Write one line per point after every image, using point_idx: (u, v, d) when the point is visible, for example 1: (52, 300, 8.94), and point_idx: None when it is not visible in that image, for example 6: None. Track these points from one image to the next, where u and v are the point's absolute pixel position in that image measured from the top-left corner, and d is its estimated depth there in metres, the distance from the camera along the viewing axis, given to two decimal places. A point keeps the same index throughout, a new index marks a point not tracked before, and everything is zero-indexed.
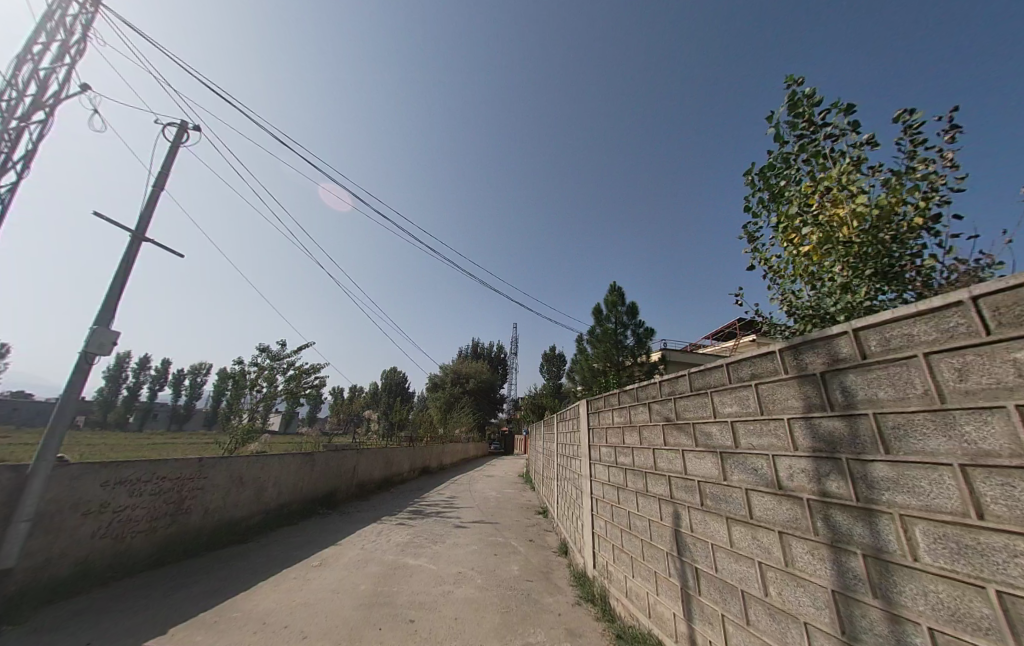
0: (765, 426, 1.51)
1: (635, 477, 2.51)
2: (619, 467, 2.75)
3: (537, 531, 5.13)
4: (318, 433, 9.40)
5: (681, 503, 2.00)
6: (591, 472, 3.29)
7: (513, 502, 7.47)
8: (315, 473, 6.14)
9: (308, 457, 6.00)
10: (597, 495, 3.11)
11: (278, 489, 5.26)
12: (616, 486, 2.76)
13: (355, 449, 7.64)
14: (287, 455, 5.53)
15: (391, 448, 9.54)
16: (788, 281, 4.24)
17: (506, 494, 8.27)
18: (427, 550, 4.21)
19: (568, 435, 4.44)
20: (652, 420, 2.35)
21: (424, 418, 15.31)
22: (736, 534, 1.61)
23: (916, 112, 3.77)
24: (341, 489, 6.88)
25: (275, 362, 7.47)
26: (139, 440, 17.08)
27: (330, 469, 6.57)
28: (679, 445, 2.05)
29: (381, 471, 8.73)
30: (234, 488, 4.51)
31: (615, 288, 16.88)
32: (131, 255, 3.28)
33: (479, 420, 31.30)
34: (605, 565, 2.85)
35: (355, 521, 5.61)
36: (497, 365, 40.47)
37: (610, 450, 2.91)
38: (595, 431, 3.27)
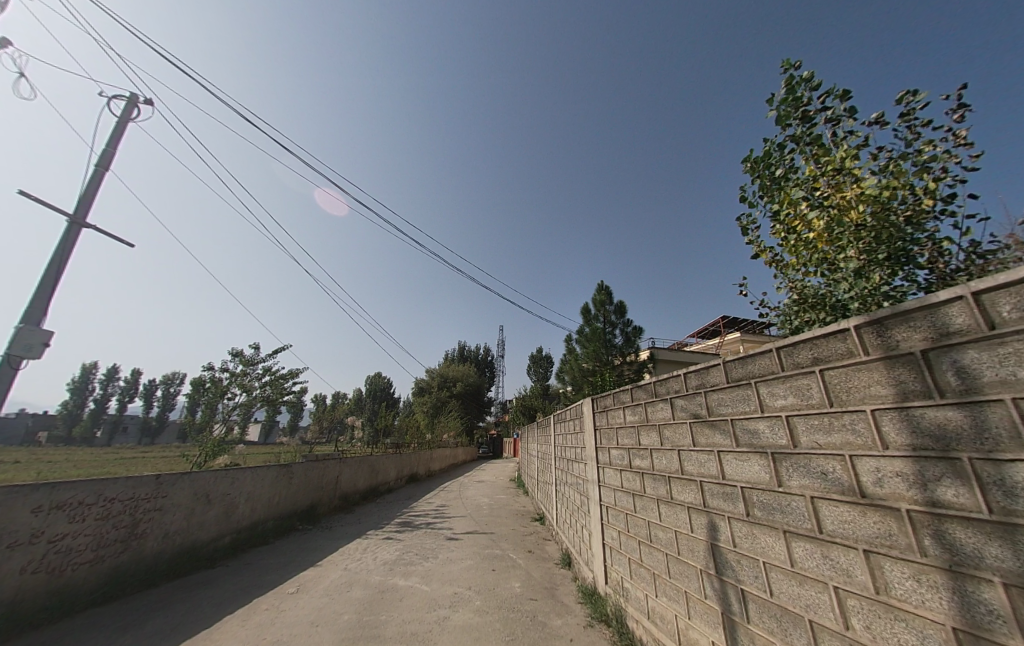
0: (837, 421, 1.24)
1: (655, 483, 2.22)
2: (635, 472, 2.46)
3: (536, 540, 4.79)
4: (297, 442, 8.80)
5: (716, 513, 1.73)
6: (599, 477, 2.99)
7: (507, 509, 7.10)
8: (293, 487, 5.63)
9: (284, 469, 5.49)
10: (607, 503, 2.82)
11: (251, 505, 4.76)
12: (631, 493, 2.48)
13: (337, 458, 7.13)
14: (260, 468, 5.03)
15: (377, 456, 9.02)
16: (794, 270, 4.08)
17: (499, 501, 7.90)
18: (418, 569, 3.82)
19: (569, 437, 4.15)
20: (675, 418, 2.07)
21: (411, 423, 14.76)
22: (799, 551, 1.34)
23: (919, 93, 3.65)
24: (323, 502, 6.39)
25: (248, 367, 6.90)
26: (103, 456, 15.94)
27: (309, 481, 6.07)
28: (712, 446, 1.78)
29: (366, 481, 8.22)
30: (200, 506, 4.02)
31: (602, 287, 16.79)
32: (69, 243, 2.79)
33: (467, 424, 30.78)
34: (620, 582, 2.55)
35: (337, 538, 5.14)
36: (485, 368, 40.06)
37: (623, 453, 2.62)
38: (603, 431, 2.98)
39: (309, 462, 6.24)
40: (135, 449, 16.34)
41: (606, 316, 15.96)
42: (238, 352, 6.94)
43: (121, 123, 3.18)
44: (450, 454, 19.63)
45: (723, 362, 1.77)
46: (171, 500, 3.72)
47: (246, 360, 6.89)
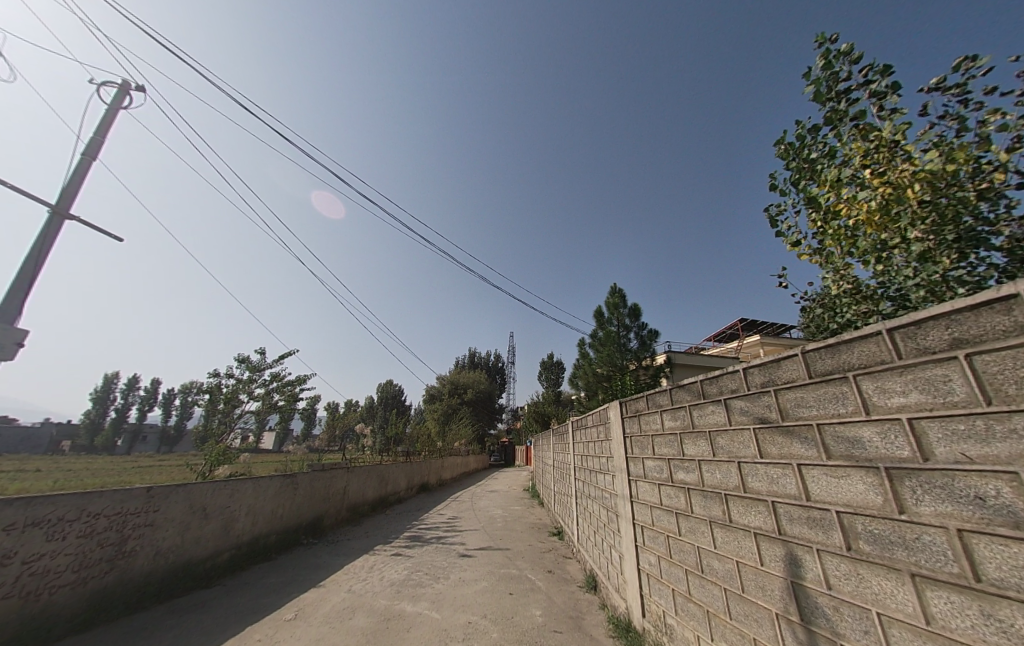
0: (999, 426, 0.87)
1: (707, 501, 1.86)
2: (677, 487, 2.11)
3: (555, 559, 4.40)
4: (305, 451, 8.55)
5: (798, 543, 1.36)
6: (631, 492, 2.63)
7: (522, 522, 6.70)
8: (297, 499, 5.35)
9: (288, 480, 5.23)
10: (642, 522, 2.46)
11: (251, 519, 4.48)
12: (674, 512, 2.12)
13: (344, 467, 6.84)
14: (262, 478, 4.77)
15: (386, 465, 8.72)
16: (841, 260, 3.68)
17: (513, 513, 7.50)
18: (428, 592, 3.48)
19: (591, 445, 3.78)
20: (732, 423, 1.73)
21: (421, 431, 14.45)
22: (938, 604, 0.97)
23: (979, 58, 3.24)
24: (329, 514, 6.11)
25: (255, 373, 6.71)
26: (120, 465, 16.07)
27: (315, 492, 5.81)
28: (790, 458, 1.42)
29: (375, 492, 7.93)
30: (196, 521, 3.77)
31: (615, 290, 16.36)
32: (50, 233, 2.71)
33: (478, 432, 30.40)
34: (662, 617, 2.17)
35: (343, 554, 4.83)
36: (495, 375, 39.73)
37: (662, 465, 2.26)
38: (634, 440, 2.63)
39: (315, 472, 5.97)
40: (149, 459, 16.40)
41: (619, 319, 15.50)
42: (244, 358, 6.76)
43: (111, 109, 3.45)
44: (461, 462, 19.24)
45: (802, 352, 1.41)
46: (164, 515, 3.48)
47: (253, 366, 6.70)
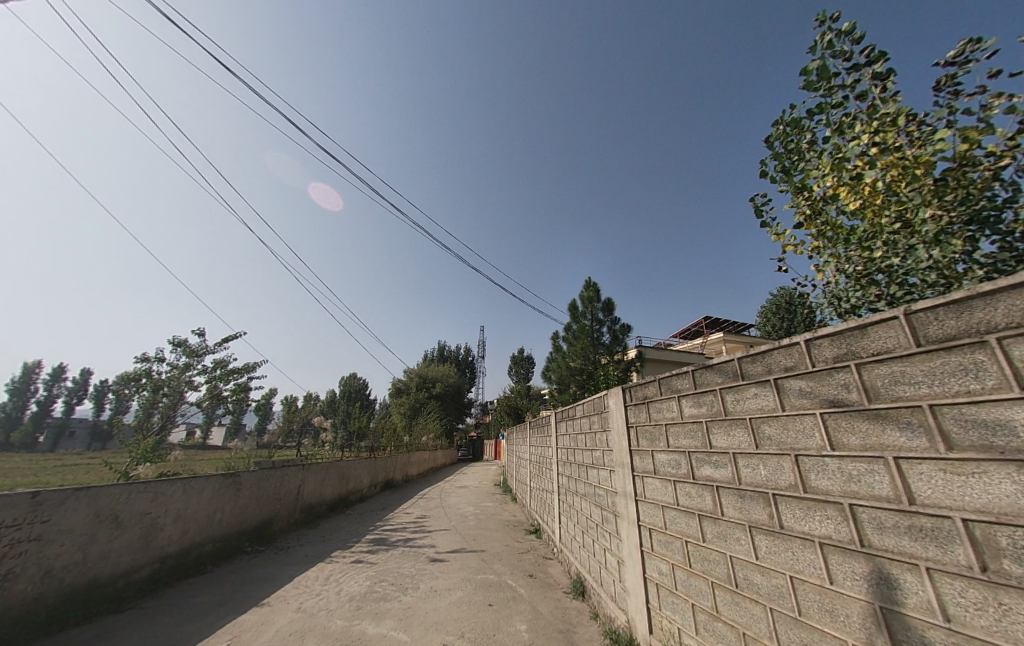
0: None
1: (745, 503, 1.54)
2: (701, 485, 1.78)
3: (535, 561, 4.06)
4: (254, 447, 7.64)
5: (896, 560, 1.05)
6: (633, 490, 2.30)
7: (495, 519, 6.32)
8: (240, 502, 4.63)
9: (229, 480, 4.50)
10: (649, 524, 2.13)
11: (181, 527, 3.74)
12: (697, 514, 1.80)
13: (298, 464, 6.12)
14: (195, 478, 4.02)
15: (347, 461, 8.00)
16: (842, 244, 3.55)
17: (485, 510, 7.09)
18: (394, 607, 2.99)
19: (580, 437, 3.44)
20: (786, 408, 1.40)
21: (387, 425, 13.67)
22: None
23: (983, 41, 3.16)
24: (279, 517, 5.39)
25: (194, 358, 5.80)
26: (29, 462, 13.94)
27: (263, 493, 5.09)
28: (884, 450, 1.10)
29: (334, 490, 7.22)
30: (105, 532, 3.02)
31: (590, 284, 16.29)
32: None
33: (447, 426, 29.70)
34: (678, 636, 1.85)
35: (294, 562, 4.21)
36: (465, 369, 39.09)
37: (679, 458, 1.94)
38: (640, 430, 2.28)
39: (263, 470, 5.23)
40: (65, 456, 14.35)
41: (593, 313, 15.49)
42: (180, 341, 5.81)
43: None
44: (428, 457, 18.59)
45: (904, 314, 1.09)
46: (58, 526, 2.71)
47: (191, 350, 5.78)
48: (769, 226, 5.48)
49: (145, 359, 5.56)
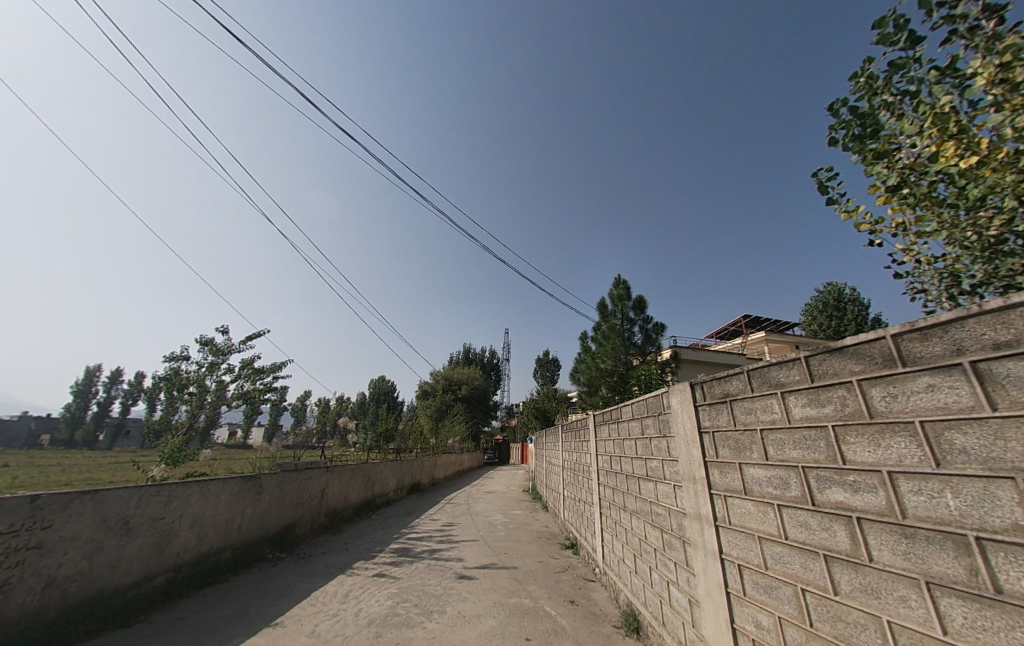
0: None
1: (919, 547, 1.03)
2: (829, 514, 1.28)
3: (574, 583, 3.59)
4: (282, 448, 7.61)
5: None
6: (713, 512, 1.81)
7: (526, 530, 5.86)
8: (262, 506, 4.47)
9: (251, 482, 4.35)
10: (739, 558, 1.64)
11: (196, 533, 3.58)
12: (822, 553, 1.30)
13: (322, 467, 5.94)
14: (213, 481, 3.87)
15: (373, 464, 7.82)
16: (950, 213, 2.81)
17: (516, 519, 6.66)
18: (417, 634, 2.64)
19: (627, 443, 2.95)
20: (1001, 406, 0.87)
21: (414, 427, 13.54)
22: None
23: None
24: (303, 521, 5.21)
25: (221, 357, 5.78)
26: (89, 457, 14.91)
27: (285, 496, 4.92)
28: None
29: (360, 493, 7.04)
30: (113, 539, 2.87)
31: (620, 281, 15.57)
32: None
33: (473, 429, 29.55)
34: None
35: (314, 572, 3.96)
36: (491, 372, 38.91)
37: (786, 473, 1.44)
38: (721, 436, 1.79)
39: (285, 472, 5.07)
40: (121, 451, 15.31)
41: (623, 311, 14.79)
42: (207, 340, 5.81)
43: None
44: (455, 460, 18.36)
45: None
46: (61, 533, 2.56)
47: (218, 349, 5.77)
48: (839, 201, 4.78)
49: (174, 359, 5.52)
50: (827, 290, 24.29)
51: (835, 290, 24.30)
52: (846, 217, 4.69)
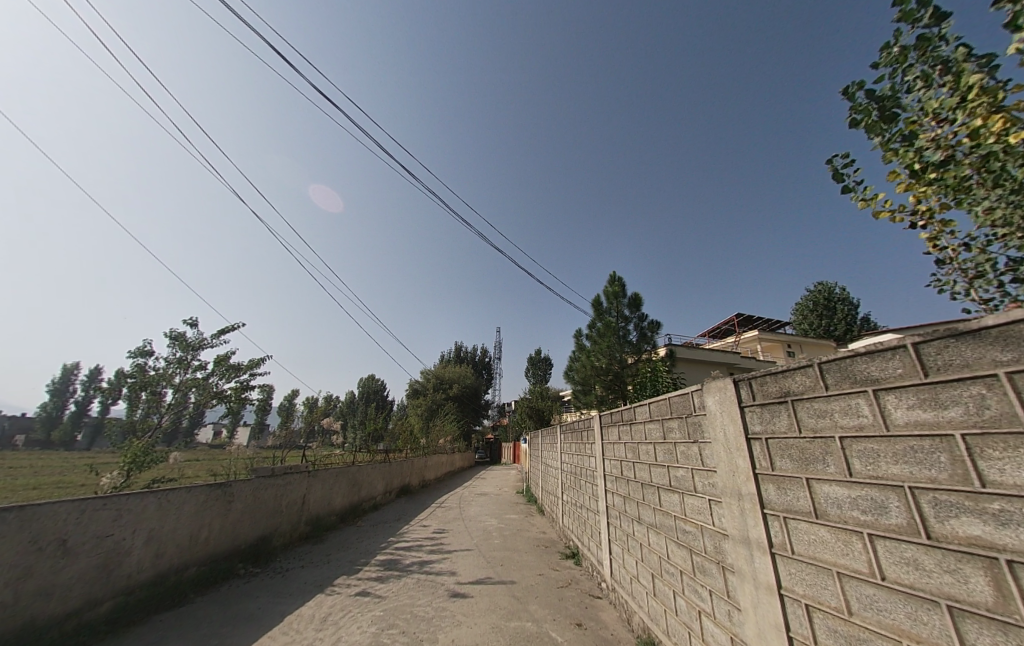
0: None
1: None
2: (956, 553, 0.94)
3: (580, 601, 3.25)
4: (260, 450, 7.09)
5: None
6: (768, 537, 1.48)
7: (522, 537, 5.51)
8: (232, 517, 4.03)
9: (220, 490, 3.91)
10: (807, 598, 1.32)
11: (153, 551, 3.14)
12: (944, 603, 0.95)
13: (303, 471, 5.50)
14: (175, 490, 3.42)
15: (359, 466, 7.37)
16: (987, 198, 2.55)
17: (511, 524, 6.30)
18: None
19: (643, 448, 2.63)
20: None
21: (404, 427, 13.07)
22: None
23: None
24: (280, 532, 4.78)
25: (191, 352, 5.29)
26: (50, 458, 13.87)
27: (260, 505, 4.48)
28: None
29: (344, 498, 6.60)
30: (45, 563, 2.42)
31: (615, 278, 15.29)
32: None
33: (464, 428, 29.09)
34: None
35: (290, 591, 3.55)
36: (482, 370, 38.47)
37: (885, 496, 1.11)
38: (781, 443, 1.45)
39: (260, 478, 4.62)
40: (86, 452, 14.33)
41: (618, 308, 14.55)
42: (175, 334, 5.33)
43: None
44: (445, 460, 17.89)
45: None
46: None
47: (187, 344, 5.28)
48: (855, 188, 4.57)
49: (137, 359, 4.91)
50: (817, 290, 24.48)
51: (825, 290, 24.47)
52: (863, 205, 4.45)
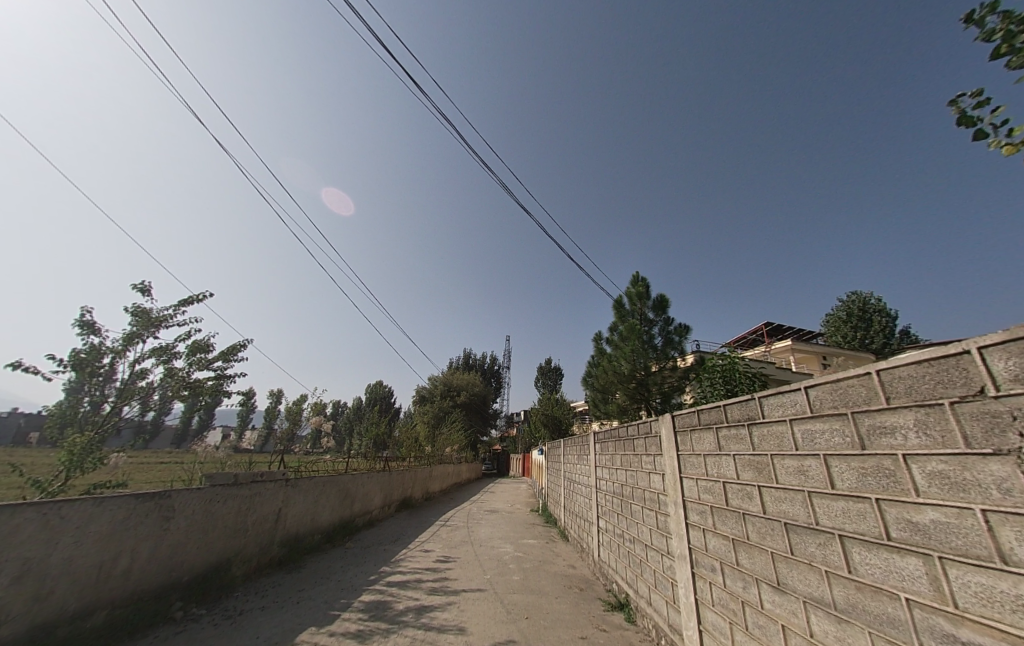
0: None
1: None
2: None
3: None
4: (241, 455, 6.09)
5: None
6: None
7: (546, 572, 4.39)
8: (169, 540, 3.04)
9: (153, 501, 2.94)
10: None
11: (29, 590, 2.16)
12: None
13: (281, 479, 4.50)
14: (77, 501, 2.45)
15: (353, 475, 6.35)
16: None
17: (530, 553, 5.18)
18: None
19: (791, 465, 1.56)
20: None
21: (408, 434, 11.99)
22: None
23: None
24: (243, 557, 3.77)
25: (152, 330, 4.49)
26: None
27: (215, 523, 3.48)
28: None
29: (333, 513, 5.57)
30: None
31: (638, 279, 14.26)
32: None
33: (472, 438, 27.85)
34: None
35: None
36: (492, 378, 37.31)
37: None
38: None
39: (219, 487, 3.63)
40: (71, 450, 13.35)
41: (641, 311, 13.48)
42: (138, 308, 4.56)
43: None
44: (451, 471, 16.71)
45: None
46: None
47: (149, 320, 4.49)
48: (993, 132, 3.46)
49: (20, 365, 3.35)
50: (850, 300, 22.95)
51: (858, 299, 22.95)
52: (1009, 151, 3.24)
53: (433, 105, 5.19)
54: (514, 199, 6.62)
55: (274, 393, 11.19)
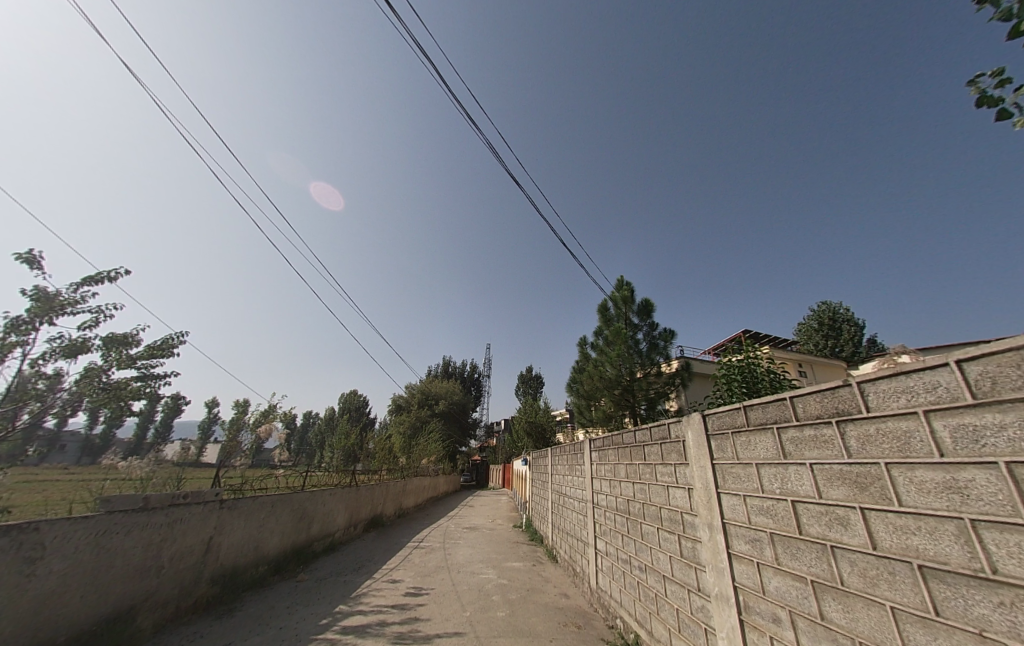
0: None
1: None
2: None
3: None
4: (173, 471, 5.11)
5: None
6: None
7: (536, 604, 3.76)
8: (32, 592, 2.21)
9: (9, 538, 2.13)
10: None
11: None
12: None
13: (212, 502, 3.66)
14: None
15: (309, 492, 5.49)
16: None
17: (515, 580, 4.51)
18: None
19: (930, 479, 1.04)
20: None
21: (380, 445, 11.03)
22: None
23: None
24: (151, 605, 2.92)
25: (52, 316, 3.61)
26: None
27: (110, 563, 2.64)
28: None
29: (282, 538, 4.71)
30: None
31: (621, 282, 14.01)
32: None
33: (450, 448, 26.71)
34: None
35: None
36: (472, 386, 36.32)
37: None
38: None
39: (124, 515, 2.81)
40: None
41: (626, 315, 13.17)
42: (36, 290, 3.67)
43: None
44: (427, 484, 15.67)
45: None
46: None
47: (51, 305, 3.61)
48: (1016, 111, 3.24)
49: None
50: (822, 309, 23.73)
51: (829, 309, 23.76)
52: None
53: (407, 30, 3.92)
54: (504, 167, 5.42)
55: (238, 405, 9.97)
